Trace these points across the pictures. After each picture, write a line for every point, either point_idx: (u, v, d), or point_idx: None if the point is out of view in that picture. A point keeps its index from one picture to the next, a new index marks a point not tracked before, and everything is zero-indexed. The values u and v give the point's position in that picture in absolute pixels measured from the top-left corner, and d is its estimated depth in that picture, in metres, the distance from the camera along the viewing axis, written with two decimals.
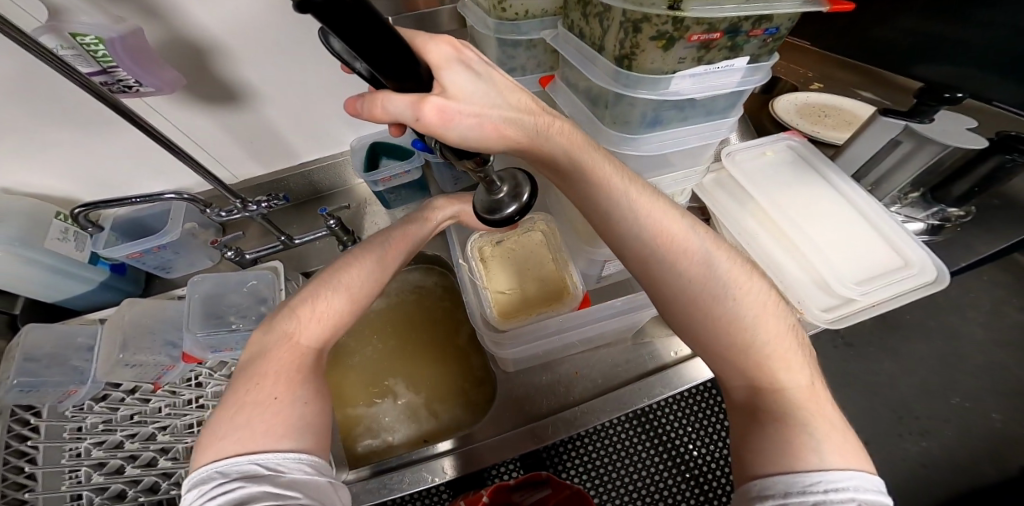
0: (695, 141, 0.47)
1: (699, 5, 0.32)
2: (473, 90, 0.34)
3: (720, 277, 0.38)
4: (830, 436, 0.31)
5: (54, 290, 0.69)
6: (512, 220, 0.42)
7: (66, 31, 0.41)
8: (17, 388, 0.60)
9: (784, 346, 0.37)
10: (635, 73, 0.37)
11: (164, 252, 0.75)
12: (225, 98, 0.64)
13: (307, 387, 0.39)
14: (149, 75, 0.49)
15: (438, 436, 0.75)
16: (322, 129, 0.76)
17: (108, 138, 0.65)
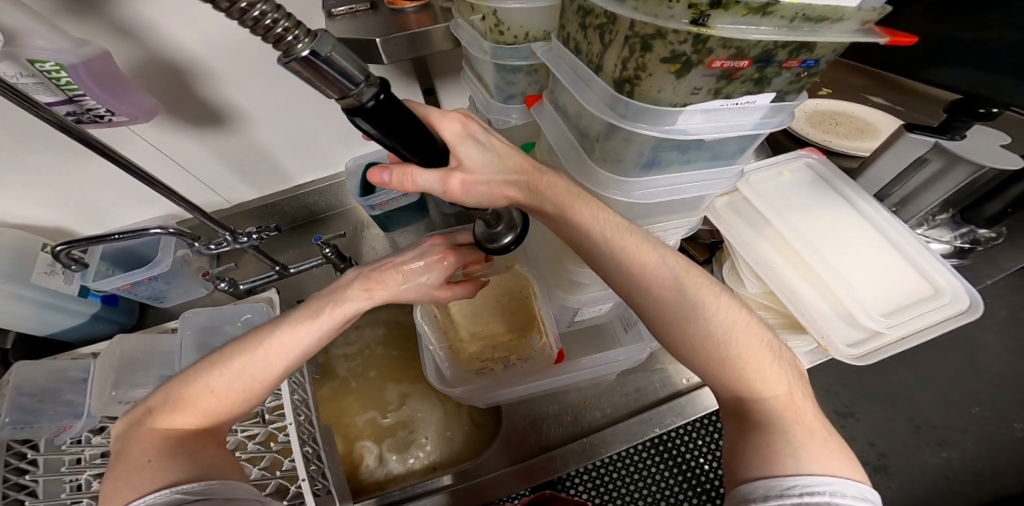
0: (696, 189, 0.45)
1: (729, 23, 0.27)
2: (487, 161, 0.36)
3: (689, 301, 0.35)
4: (809, 445, 0.28)
5: (43, 324, 0.67)
6: (509, 249, 0.45)
7: (23, 56, 0.38)
8: (10, 425, 0.57)
9: (767, 361, 0.34)
10: (637, 101, 0.33)
11: (156, 282, 0.73)
12: (212, 121, 0.62)
13: (186, 450, 0.34)
14: (121, 103, 0.46)
15: (446, 465, 0.71)
16: (316, 149, 0.75)
17: (100, 165, 0.64)
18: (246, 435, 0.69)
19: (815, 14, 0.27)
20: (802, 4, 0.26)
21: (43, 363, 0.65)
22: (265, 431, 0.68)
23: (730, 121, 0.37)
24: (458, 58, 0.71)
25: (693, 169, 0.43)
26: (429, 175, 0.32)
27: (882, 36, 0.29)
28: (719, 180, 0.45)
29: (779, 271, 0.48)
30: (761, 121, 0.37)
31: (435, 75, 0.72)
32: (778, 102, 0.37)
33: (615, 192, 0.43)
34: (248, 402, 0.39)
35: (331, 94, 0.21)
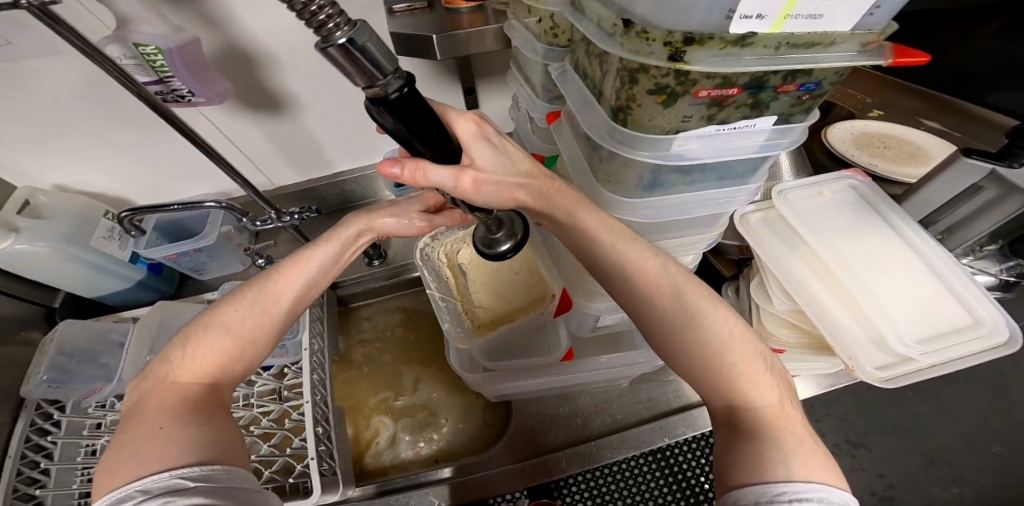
0: (704, 209, 0.46)
1: (707, 57, 0.27)
2: (497, 164, 0.35)
3: (688, 310, 0.36)
4: (802, 454, 0.29)
5: (94, 286, 0.70)
6: (506, 257, 0.44)
7: (130, 40, 0.42)
8: (46, 382, 0.62)
9: (760, 371, 0.34)
10: (632, 130, 0.35)
11: (200, 254, 0.76)
12: (272, 106, 0.65)
13: (197, 407, 0.35)
14: (201, 86, 0.49)
15: (450, 458, 0.72)
16: (357, 138, 0.77)
17: (162, 142, 0.67)
18: (264, 409, 0.71)
19: (800, 41, 0.28)
20: (784, 34, 0.27)
21: (86, 324, 0.70)
22: (281, 408, 0.70)
23: (729, 144, 0.37)
24: (503, 59, 0.73)
25: (700, 189, 0.44)
26: (441, 174, 0.31)
27: (885, 58, 0.29)
28: (733, 197, 0.45)
29: (811, 290, 0.48)
30: (764, 142, 0.38)
31: (479, 74, 0.74)
32: (782, 123, 0.37)
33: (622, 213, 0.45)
34: (258, 347, 0.41)
35: (359, 81, 0.21)
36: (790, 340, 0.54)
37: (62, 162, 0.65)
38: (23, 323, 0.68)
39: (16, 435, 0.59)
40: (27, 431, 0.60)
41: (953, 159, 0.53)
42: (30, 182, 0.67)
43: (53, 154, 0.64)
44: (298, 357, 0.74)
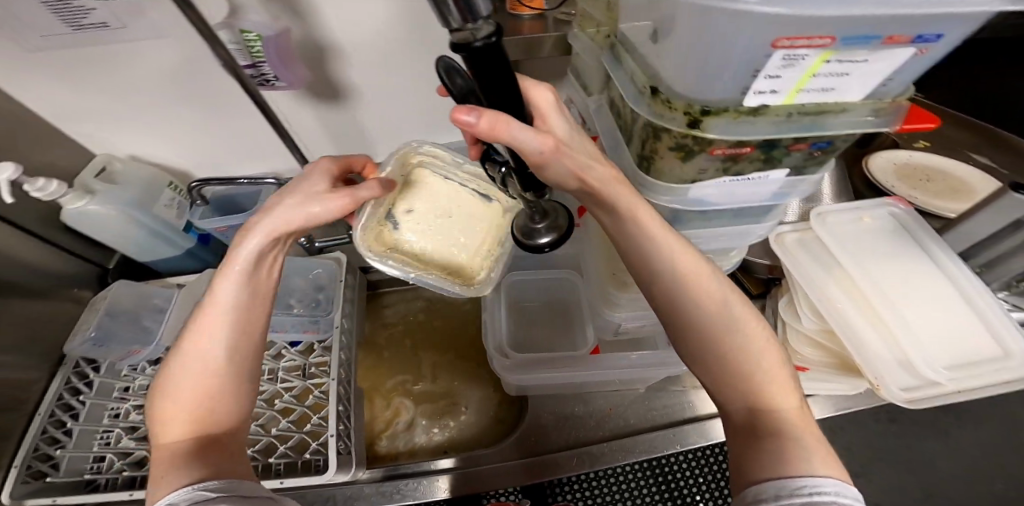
0: (723, 240, 0.50)
1: (724, 126, 0.31)
2: (571, 137, 0.35)
3: (729, 311, 0.37)
4: (819, 451, 0.31)
5: (146, 249, 0.75)
6: (542, 250, 0.47)
7: (237, 27, 0.51)
8: (91, 340, 0.67)
9: (784, 379, 0.36)
10: (654, 176, 0.39)
11: (248, 230, 0.79)
12: (334, 94, 0.69)
13: (190, 453, 0.31)
14: (286, 71, 0.56)
15: (459, 449, 0.74)
16: (403, 131, 0.80)
17: (227, 125, 0.71)
18: (287, 384, 0.74)
19: (811, 110, 0.31)
20: (796, 104, 0.30)
21: (138, 287, 0.75)
22: (305, 385, 0.72)
23: (743, 192, 0.40)
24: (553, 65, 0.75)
25: (722, 225, 0.47)
26: (524, 135, 0.30)
27: (893, 125, 0.31)
28: (749, 231, 0.49)
29: (843, 312, 0.49)
30: (778, 190, 0.41)
31: None
32: (796, 178, 0.40)
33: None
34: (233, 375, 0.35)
35: (450, 20, 0.19)
36: (813, 359, 0.55)
37: (134, 136, 0.70)
38: (77, 279, 0.74)
39: (51, 392, 0.66)
40: (61, 390, 0.66)
41: (1001, 195, 0.53)
42: (105, 150, 0.71)
43: (127, 128, 0.68)
44: (329, 336, 0.73)
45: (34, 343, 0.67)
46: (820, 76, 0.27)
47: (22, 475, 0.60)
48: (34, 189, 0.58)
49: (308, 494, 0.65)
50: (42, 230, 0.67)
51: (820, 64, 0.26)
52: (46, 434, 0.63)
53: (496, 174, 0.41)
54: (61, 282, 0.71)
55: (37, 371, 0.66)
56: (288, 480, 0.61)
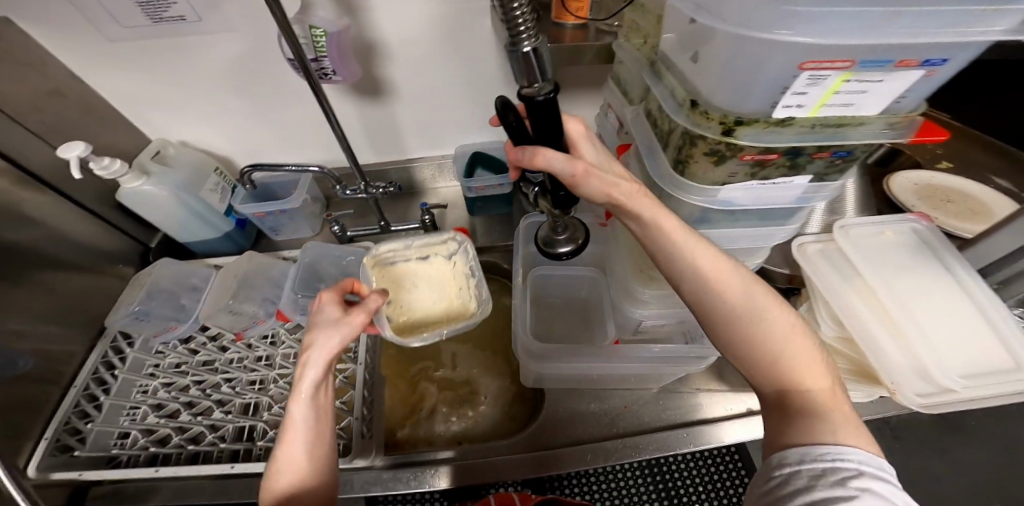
0: (745, 242, 0.51)
1: (752, 134, 0.35)
2: (601, 161, 0.42)
3: (751, 303, 0.38)
4: (843, 426, 0.33)
5: (190, 230, 0.79)
6: (561, 258, 0.51)
7: (308, 23, 0.52)
8: (134, 314, 0.72)
9: (811, 361, 0.37)
10: (687, 180, 0.41)
11: (284, 216, 0.85)
12: (373, 92, 0.77)
13: None
14: (344, 68, 0.58)
15: (476, 441, 0.76)
16: (434, 128, 0.87)
17: (273, 116, 0.77)
18: (312, 370, 0.75)
19: (831, 121, 0.35)
20: (819, 117, 0.35)
21: (177, 266, 0.79)
22: (329, 370, 0.75)
23: (771, 195, 0.43)
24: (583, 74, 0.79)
25: (746, 226, 0.49)
26: (557, 160, 0.38)
27: (905, 136, 0.35)
28: (771, 235, 0.50)
29: (861, 320, 0.50)
30: (802, 193, 0.43)
31: None
32: (818, 181, 0.42)
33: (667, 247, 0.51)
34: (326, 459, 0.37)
35: (522, 79, 0.32)
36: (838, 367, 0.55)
37: (187, 121, 0.75)
38: (121, 256, 0.79)
39: (88, 365, 0.70)
40: (96, 363, 0.70)
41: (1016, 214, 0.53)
42: (162, 136, 0.77)
43: (183, 115, 0.74)
44: None
45: (74, 314, 0.71)
46: (841, 94, 0.32)
47: (52, 448, 0.63)
48: (98, 167, 0.63)
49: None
50: (101, 209, 0.74)
51: (841, 81, 0.31)
52: (78, 407, 0.67)
53: (530, 193, 0.47)
54: (111, 257, 0.77)
55: (79, 344, 0.71)
56: None
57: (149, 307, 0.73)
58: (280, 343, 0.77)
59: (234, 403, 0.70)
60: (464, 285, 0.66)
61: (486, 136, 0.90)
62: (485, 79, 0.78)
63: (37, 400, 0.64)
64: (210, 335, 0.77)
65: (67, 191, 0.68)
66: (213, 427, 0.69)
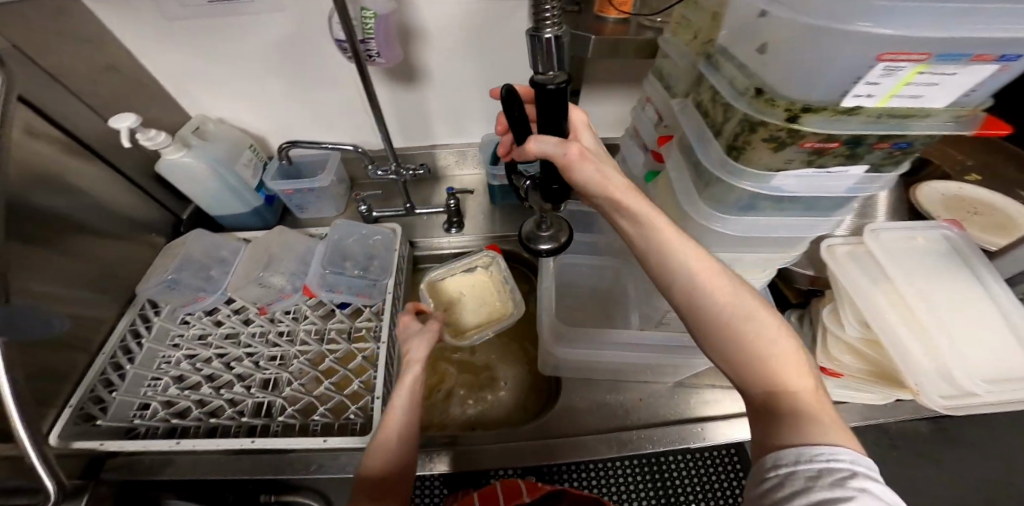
0: (785, 233, 0.49)
1: (819, 122, 0.36)
2: (599, 152, 0.44)
3: (739, 299, 0.37)
4: (834, 428, 0.32)
5: (221, 204, 0.81)
6: (540, 254, 0.54)
7: (359, 4, 0.54)
8: (166, 283, 0.75)
9: (799, 360, 0.36)
10: (744, 166, 0.41)
11: (311, 194, 0.87)
12: (407, 77, 0.78)
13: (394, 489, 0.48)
14: (388, 49, 0.59)
15: (490, 426, 0.78)
16: (462, 117, 0.88)
17: (309, 95, 0.80)
18: (331, 347, 0.76)
19: (899, 112, 0.35)
20: (887, 107, 0.35)
21: (208, 238, 0.81)
22: (349, 349, 0.76)
23: (823, 184, 0.43)
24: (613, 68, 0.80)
25: (790, 215, 0.48)
26: (551, 142, 0.40)
27: (970, 128, 0.35)
28: (814, 224, 0.49)
29: (888, 323, 0.51)
30: (855, 184, 0.43)
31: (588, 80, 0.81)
32: (874, 171, 0.42)
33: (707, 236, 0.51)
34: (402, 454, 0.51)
35: (539, 68, 0.35)
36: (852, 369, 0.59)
37: (229, 101, 0.79)
38: (154, 226, 0.81)
39: (117, 332, 0.72)
40: (125, 331, 0.72)
41: None
42: (201, 110, 0.80)
43: (223, 90, 0.78)
44: (377, 301, 0.80)
45: (108, 284, 0.73)
46: (911, 87, 0.33)
47: (75, 416, 0.63)
48: (144, 139, 0.66)
49: (342, 454, 0.67)
50: (139, 178, 0.78)
51: (915, 74, 0.31)
52: (104, 375, 0.68)
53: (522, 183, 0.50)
54: (140, 225, 0.78)
55: (107, 310, 0.72)
56: (332, 440, 0.64)
57: (180, 277, 0.76)
58: (303, 319, 0.79)
59: (255, 378, 0.72)
60: (501, 289, 0.81)
61: None
62: (516, 69, 0.79)
63: (65, 366, 0.65)
64: (234, 308, 0.79)
65: (113, 162, 0.73)
66: (231, 402, 0.70)
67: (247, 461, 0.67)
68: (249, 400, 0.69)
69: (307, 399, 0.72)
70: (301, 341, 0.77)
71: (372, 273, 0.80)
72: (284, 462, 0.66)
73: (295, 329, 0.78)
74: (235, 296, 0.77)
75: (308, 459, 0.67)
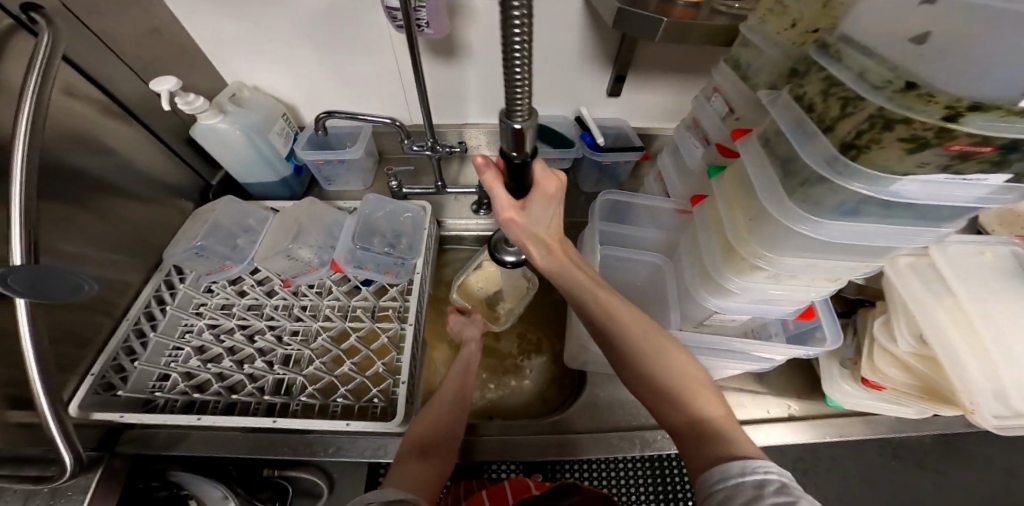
0: (883, 244, 0.39)
1: (981, 120, 0.28)
2: (539, 218, 0.53)
3: (649, 344, 0.50)
4: (736, 441, 0.42)
5: (250, 171, 0.80)
6: (502, 264, 0.63)
7: None
8: (195, 250, 0.74)
9: (702, 389, 0.48)
10: (861, 166, 0.33)
11: (341, 166, 0.86)
12: (448, 52, 0.76)
13: (443, 437, 0.59)
14: (436, 20, 0.60)
15: (506, 415, 0.77)
16: (498, 98, 0.86)
17: (345, 64, 0.78)
18: (355, 325, 0.75)
19: None
20: None
21: (237, 205, 0.79)
22: (373, 327, 0.74)
23: (950, 193, 0.33)
24: (664, 56, 0.77)
25: (896, 223, 0.37)
26: (498, 200, 0.50)
27: None
28: (919, 235, 0.38)
29: (950, 341, 0.53)
30: (984, 196, 0.33)
31: (636, 67, 0.79)
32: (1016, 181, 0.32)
33: (778, 238, 0.41)
34: (458, 414, 0.63)
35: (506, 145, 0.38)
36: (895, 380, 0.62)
37: (268, 68, 0.79)
38: (184, 191, 0.80)
39: (141, 298, 0.70)
40: (149, 297, 0.71)
41: None
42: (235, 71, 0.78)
43: (260, 52, 0.76)
44: (405, 279, 0.79)
45: (138, 249, 0.72)
46: None
47: (96, 384, 0.62)
48: (183, 103, 0.66)
49: (361, 438, 0.66)
50: (174, 141, 0.76)
51: None
52: (126, 343, 0.67)
53: None
54: (171, 190, 0.77)
55: (134, 275, 0.71)
56: (356, 424, 0.63)
57: (208, 243, 0.75)
58: (326, 294, 0.77)
59: (277, 353, 0.71)
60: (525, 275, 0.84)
61: (549, 111, 0.89)
62: (563, 51, 0.76)
63: (92, 330, 0.64)
64: (258, 279, 0.78)
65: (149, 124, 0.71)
66: (252, 377, 0.69)
67: (264, 440, 0.65)
68: (270, 376, 0.68)
69: (329, 379, 0.70)
70: (322, 317, 0.75)
71: (401, 251, 0.79)
72: (302, 443, 0.65)
73: (317, 304, 0.76)
74: (262, 266, 0.75)
75: (326, 441, 0.66)
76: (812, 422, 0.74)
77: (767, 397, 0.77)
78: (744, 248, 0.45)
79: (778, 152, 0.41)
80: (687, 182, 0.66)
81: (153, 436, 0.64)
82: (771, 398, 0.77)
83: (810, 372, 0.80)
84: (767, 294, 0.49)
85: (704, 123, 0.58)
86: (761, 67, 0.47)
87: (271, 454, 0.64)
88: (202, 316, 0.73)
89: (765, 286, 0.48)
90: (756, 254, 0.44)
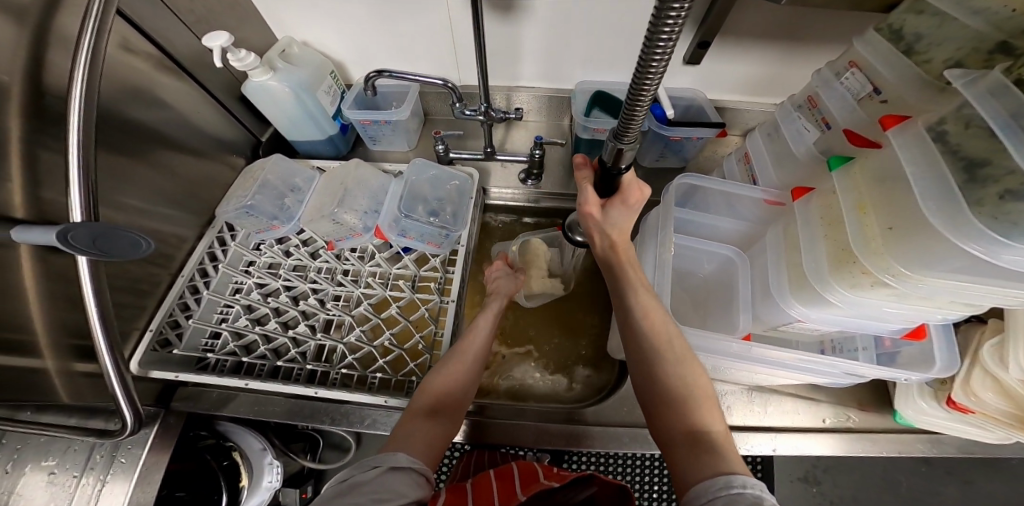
0: None
1: None
2: (616, 220, 0.57)
3: (674, 346, 0.50)
4: (733, 459, 0.41)
5: (296, 128, 0.77)
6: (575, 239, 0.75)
7: None
8: (245, 208, 0.70)
9: (712, 408, 0.46)
10: None
11: (386, 127, 0.81)
12: (507, 7, 0.67)
13: (451, 404, 0.55)
14: None
15: (536, 399, 0.74)
16: (557, 60, 0.77)
17: (396, 19, 0.71)
18: (395, 294, 0.72)
19: None
20: None
21: (284, 163, 0.77)
22: (411, 298, 0.72)
23: None
24: (766, 17, 0.65)
25: None
26: (585, 192, 0.57)
27: None
28: None
29: None
30: None
31: (728, 28, 0.67)
32: None
33: (934, 254, 0.35)
34: (470, 379, 0.59)
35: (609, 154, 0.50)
36: (990, 405, 0.55)
37: (315, 18, 0.72)
38: (233, 146, 0.78)
39: (196, 255, 0.71)
40: (203, 254, 0.72)
41: None
42: (286, 22, 0.73)
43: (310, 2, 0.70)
44: (448, 249, 0.75)
45: (190, 205, 0.71)
46: None
47: (154, 340, 0.64)
48: (235, 59, 0.62)
49: (396, 413, 0.65)
50: (223, 95, 0.73)
51: None
52: (181, 298, 0.68)
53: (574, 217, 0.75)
54: (221, 144, 0.75)
55: (187, 230, 0.71)
56: (392, 401, 0.63)
57: (257, 202, 0.71)
58: (368, 259, 0.75)
59: (318, 318, 0.70)
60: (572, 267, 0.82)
61: (613, 76, 0.80)
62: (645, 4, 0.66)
63: (148, 283, 0.65)
64: (303, 240, 0.77)
65: (200, 75, 0.67)
66: (296, 341, 0.69)
67: (305, 406, 0.66)
68: (312, 342, 0.68)
69: (368, 350, 0.68)
70: (361, 282, 0.73)
71: (445, 219, 0.74)
72: (340, 413, 0.65)
73: (359, 270, 0.75)
74: (308, 228, 0.73)
75: (362, 412, 0.65)
76: (870, 437, 0.68)
77: (822, 405, 0.70)
78: (872, 264, 0.40)
79: (964, 151, 0.34)
80: (787, 170, 0.60)
81: (203, 395, 0.65)
82: (828, 406, 0.70)
83: (876, 381, 0.73)
84: (878, 310, 0.45)
85: (826, 103, 0.53)
86: (944, 40, 0.43)
87: (312, 422, 0.65)
88: (250, 274, 0.73)
89: (879, 301, 0.43)
90: (888, 271, 0.39)
